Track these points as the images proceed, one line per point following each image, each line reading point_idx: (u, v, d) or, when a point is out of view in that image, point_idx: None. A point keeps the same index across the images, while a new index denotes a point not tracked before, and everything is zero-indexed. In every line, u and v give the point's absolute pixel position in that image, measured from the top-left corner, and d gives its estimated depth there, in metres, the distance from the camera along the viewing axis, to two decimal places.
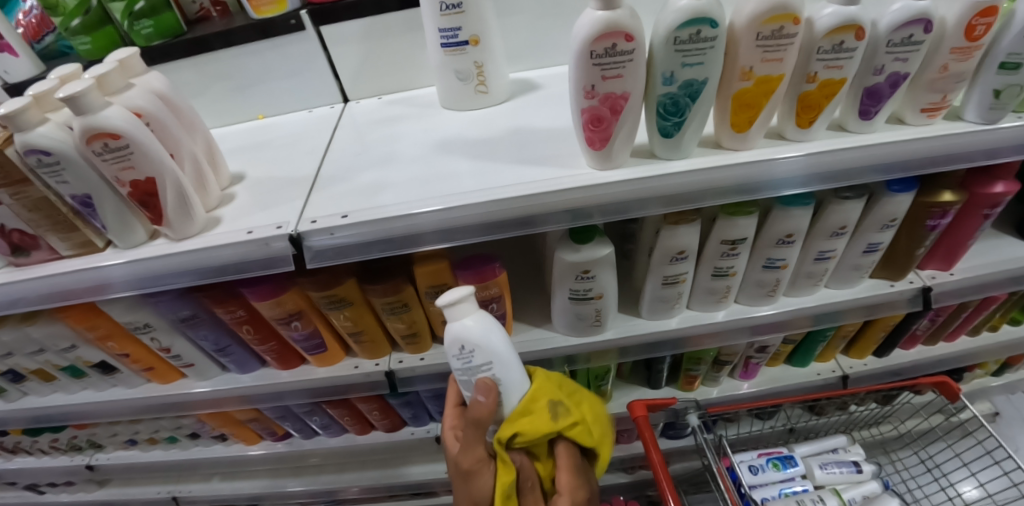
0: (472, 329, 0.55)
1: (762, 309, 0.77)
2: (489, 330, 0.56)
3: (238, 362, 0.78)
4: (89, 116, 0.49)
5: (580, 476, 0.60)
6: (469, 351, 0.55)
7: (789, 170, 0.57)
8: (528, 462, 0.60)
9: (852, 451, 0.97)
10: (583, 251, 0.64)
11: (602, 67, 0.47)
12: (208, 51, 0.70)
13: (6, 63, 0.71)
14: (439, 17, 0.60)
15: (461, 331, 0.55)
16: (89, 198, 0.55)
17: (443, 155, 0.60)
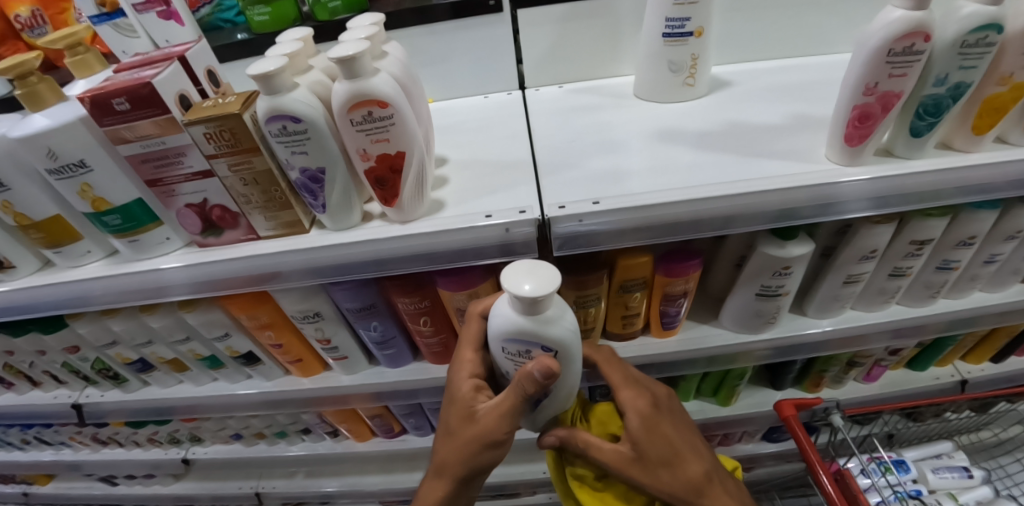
0: (549, 329, 0.48)
1: (922, 310, 0.78)
2: (565, 337, 0.49)
3: (394, 355, 0.76)
4: (359, 81, 0.44)
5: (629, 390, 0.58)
6: (530, 348, 0.49)
7: (844, 195, 0.55)
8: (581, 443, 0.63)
9: (960, 457, 0.98)
10: (787, 248, 0.63)
11: (892, 66, 0.48)
12: (392, 30, 0.67)
13: (170, 32, 0.69)
14: (670, 6, 0.60)
15: (535, 329, 0.48)
16: (321, 172, 0.51)
17: (668, 148, 0.60)
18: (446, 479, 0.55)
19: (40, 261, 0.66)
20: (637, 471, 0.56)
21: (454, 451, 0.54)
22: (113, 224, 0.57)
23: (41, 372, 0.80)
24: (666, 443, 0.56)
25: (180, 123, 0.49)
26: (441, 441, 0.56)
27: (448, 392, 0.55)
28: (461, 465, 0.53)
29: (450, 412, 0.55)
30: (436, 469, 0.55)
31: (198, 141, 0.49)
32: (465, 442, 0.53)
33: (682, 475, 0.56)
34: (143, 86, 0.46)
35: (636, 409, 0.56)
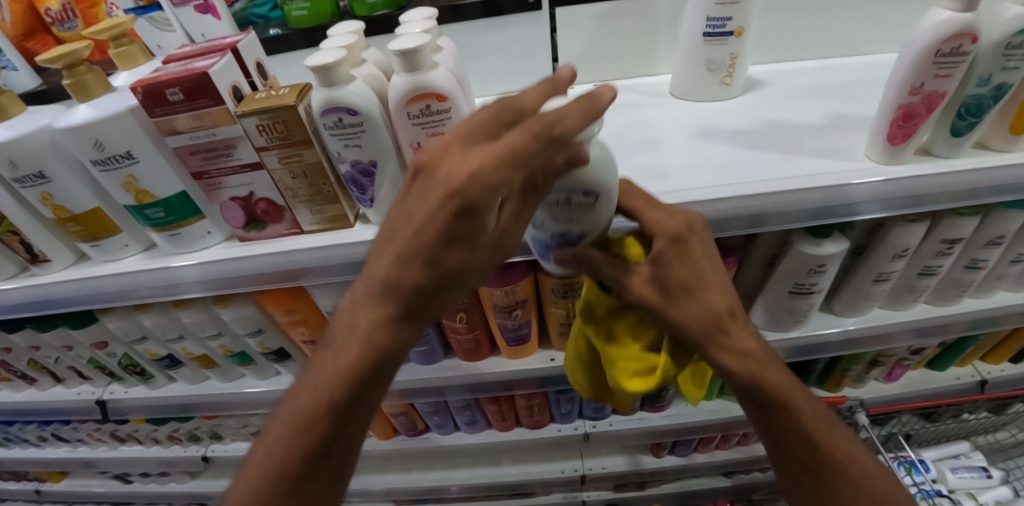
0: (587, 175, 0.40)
1: (947, 308, 0.79)
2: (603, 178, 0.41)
3: (427, 352, 0.76)
4: (420, 74, 0.45)
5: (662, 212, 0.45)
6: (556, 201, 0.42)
7: (861, 195, 0.55)
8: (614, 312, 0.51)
9: (977, 457, 0.99)
10: (823, 246, 0.64)
11: (939, 66, 0.49)
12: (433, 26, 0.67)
13: (207, 26, 0.69)
14: (712, 6, 0.60)
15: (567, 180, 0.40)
16: (373, 166, 0.51)
17: (709, 145, 0.61)
18: (404, 326, 0.42)
19: (75, 254, 0.66)
20: (650, 294, 0.45)
21: (437, 294, 0.40)
22: (155, 217, 0.56)
23: (66, 367, 0.79)
24: (692, 267, 0.43)
25: (233, 114, 0.49)
26: (416, 285, 0.39)
27: (454, 224, 0.36)
28: (440, 308, 0.41)
29: (448, 257, 0.37)
30: (393, 314, 0.41)
31: (250, 133, 0.49)
32: (457, 277, 0.39)
33: (700, 304, 0.45)
34: (199, 77, 0.46)
35: (668, 229, 0.43)
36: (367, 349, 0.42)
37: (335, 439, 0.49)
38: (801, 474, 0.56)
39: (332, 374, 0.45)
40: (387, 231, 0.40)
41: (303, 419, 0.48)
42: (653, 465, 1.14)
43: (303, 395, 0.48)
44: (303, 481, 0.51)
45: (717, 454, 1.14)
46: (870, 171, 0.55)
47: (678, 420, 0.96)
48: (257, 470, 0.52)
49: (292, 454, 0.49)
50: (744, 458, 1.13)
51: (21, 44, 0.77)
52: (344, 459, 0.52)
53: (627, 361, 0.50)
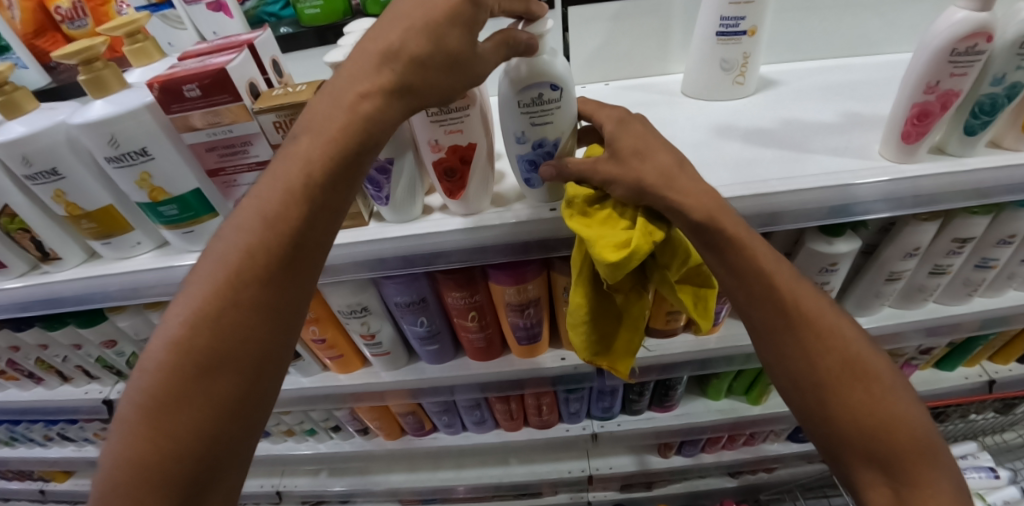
0: (553, 67, 0.44)
1: (956, 307, 0.79)
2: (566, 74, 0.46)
3: (437, 351, 0.75)
4: None
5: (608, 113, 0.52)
6: (530, 103, 0.46)
7: (871, 194, 0.55)
8: (594, 216, 0.48)
9: (985, 457, 0.99)
10: (835, 244, 0.64)
11: (954, 65, 0.49)
12: None
13: (219, 24, 0.69)
14: (725, 5, 0.61)
15: (537, 71, 0.44)
16: (391, 163, 0.51)
17: (722, 144, 0.61)
18: (401, 108, 0.42)
19: (85, 252, 0.65)
20: (610, 168, 0.47)
21: (438, 80, 0.42)
22: (169, 214, 0.56)
23: (73, 366, 0.79)
24: (640, 137, 0.48)
25: (251, 111, 0.49)
26: (416, 54, 0.40)
27: (467, 7, 0.41)
28: (440, 96, 0.43)
29: (459, 39, 0.41)
30: (395, 89, 0.41)
31: (268, 130, 0.50)
32: (441, 64, 0.41)
33: (650, 160, 0.47)
34: (217, 73, 0.46)
35: (609, 116, 0.50)
36: (362, 127, 0.41)
37: (278, 277, 0.41)
38: (779, 340, 0.49)
39: (296, 181, 0.41)
40: (391, 12, 0.41)
41: (250, 243, 0.40)
42: (660, 465, 1.13)
43: (243, 223, 0.41)
44: (234, 343, 0.40)
45: (725, 454, 1.13)
46: (880, 171, 0.55)
47: (687, 420, 0.96)
48: (167, 345, 0.39)
49: (233, 270, 0.40)
50: (751, 458, 1.13)
51: (31, 42, 0.76)
52: (288, 319, 0.42)
53: (606, 236, 0.46)
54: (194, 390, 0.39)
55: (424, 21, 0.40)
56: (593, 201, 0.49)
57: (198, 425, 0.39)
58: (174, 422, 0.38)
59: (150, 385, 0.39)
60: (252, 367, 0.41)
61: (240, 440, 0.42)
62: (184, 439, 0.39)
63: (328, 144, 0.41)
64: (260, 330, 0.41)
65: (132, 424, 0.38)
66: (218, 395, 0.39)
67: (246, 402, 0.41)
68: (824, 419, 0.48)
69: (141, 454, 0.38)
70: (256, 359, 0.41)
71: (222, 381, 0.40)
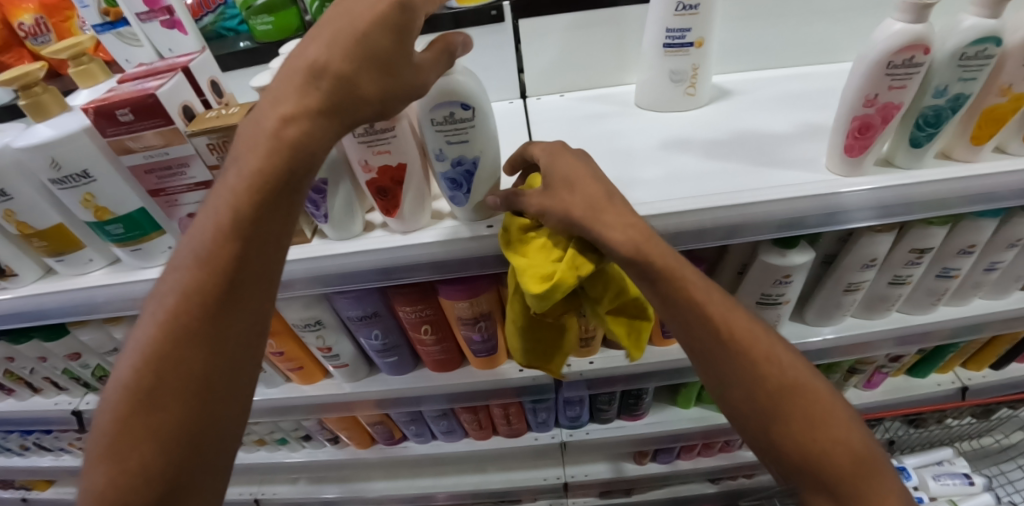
0: (463, 85, 0.45)
1: (920, 316, 0.78)
2: (479, 93, 0.46)
3: (396, 363, 0.76)
4: None
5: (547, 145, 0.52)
6: (443, 121, 0.46)
7: (815, 208, 0.54)
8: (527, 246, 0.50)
9: (960, 464, 0.98)
10: (788, 256, 0.64)
11: (892, 78, 0.49)
12: None
13: (174, 42, 0.69)
14: (671, 17, 0.60)
15: (446, 90, 0.44)
16: (324, 183, 0.51)
17: (670, 156, 0.60)
18: (325, 126, 0.40)
19: (43, 268, 0.66)
20: (548, 205, 0.47)
21: (366, 84, 0.40)
22: (116, 233, 0.57)
23: (41, 378, 0.80)
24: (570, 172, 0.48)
25: (184, 134, 0.50)
26: (342, 68, 0.39)
27: (394, 13, 0.39)
28: (375, 108, 0.41)
29: (390, 51, 0.39)
30: (320, 109, 0.40)
31: (202, 152, 0.51)
32: (371, 73, 0.39)
33: (580, 195, 0.47)
34: (147, 98, 0.47)
35: (548, 153, 0.50)
36: (283, 156, 0.40)
37: (216, 310, 0.42)
38: (723, 375, 0.49)
39: (226, 218, 0.41)
40: (316, 26, 0.40)
41: (187, 280, 0.42)
42: (636, 472, 1.13)
43: (181, 261, 0.42)
44: (178, 375, 0.41)
45: (702, 461, 1.13)
46: (825, 184, 0.54)
47: (657, 428, 0.95)
48: (120, 381, 0.42)
49: (173, 307, 0.42)
50: (728, 465, 1.12)
51: None
52: (230, 349, 0.43)
53: (535, 266, 0.47)
54: (144, 425, 0.41)
55: (350, 29, 0.38)
56: (530, 230, 0.50)
57: (149, 458, 0.41)
58: (128, 457, 0.41)
59: (109, 420, 0.42)
60: (197, 399, 0.42)
61: (203, 463, 0.44)
62: (141, 469, 0.41)
63: (251, 177, 0.40)
64: (199, 362, 0.42)
65: (98, 457, 0.41)
66: (169, 426, 0.42)
67: (197, 431, 0.43)
68: (762, 443, 0.48)
69: (104, 485, 0.41)
70: (202, 390, 0.42)
71: (172, 414, 0.42)
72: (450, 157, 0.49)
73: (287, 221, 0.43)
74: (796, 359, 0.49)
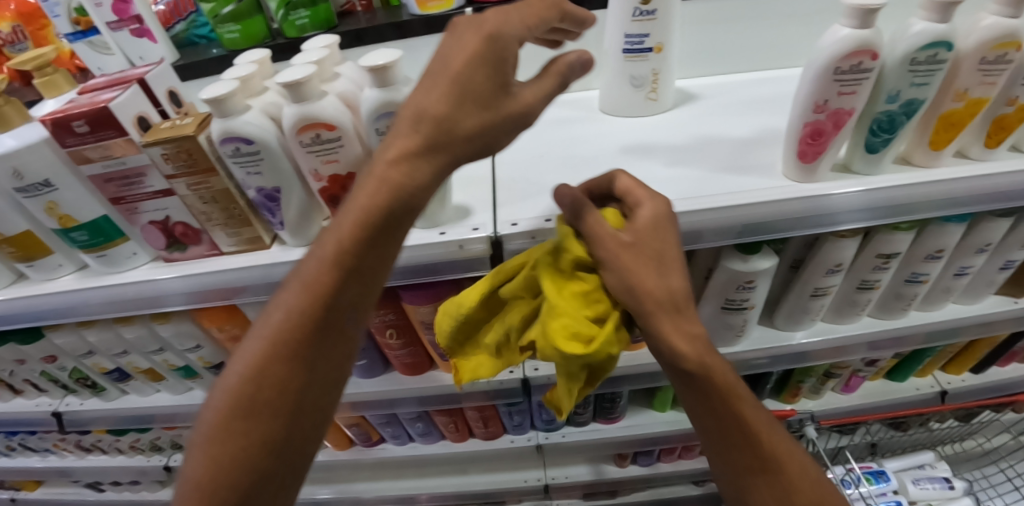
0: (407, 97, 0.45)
1: (892, 322, 0.77)
2: None
3: (365, 366, 0.76)
4: (307, 105, 0.46)
5: (646, 189, 0.47)
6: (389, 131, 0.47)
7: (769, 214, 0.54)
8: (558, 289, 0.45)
9: (941, 467, 0.98)
10: (750, 262, 0.63)
11: (841, 84, 0.48)
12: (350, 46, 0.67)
13: (143, 49, 0.70)
14: (628, 23, 0.59)
15: (390, 101, 0.45)
16: (277, 191, 0.52)
17: (628, 161, 0.60)
18: (425, 167, 0.39)
19: (15, 273, 0.67)
20: (630, 261, 0.44)
21: (466, 120, 0.38)
22: (80, 239, 0.58)
23: (21, 380, 0.81)
24: (657, 241, 0.45)
25: (138, 144, 0.50)
26: (440, 112, 0.37)
27: (490, 46, 0.37)
28: (477, 145, 0.39)
29: (493, 87, 0.38)
30: (422, 149, 0.39)
31: (157, 162, 0.51)
32: (473, 111, 0.38)
33: (668, 278, 0.44)
34: (101, 110, 0.48)
35: (652, 205, 0.46)
36: (385, 205, 0.39)
37: (305, 338, 0.44)
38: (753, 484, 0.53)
39: (330, 250, 0.42)
40: (416, 72, 0.39)
41: (297, 308, 0.43)
42: (616, 475, 1.14)
43: (290, 282, 0.44)
44: (271, 391, 0.44)
45: (683, 464, 1.13)
46: (779, 190, 0.54)
47: (633, 431, 0.96)
48: (230, 385, 0.45)
49: (278, 329, 0.44)
50: (709, 468, 1.13)
51: None
52: (325, 368, 0.46)
53: (572, 315, 0.43)
54: (236, 429, 0.44)
55: (451, 68, 0.37)
56: (580, 271, 0.45)
57: (252, 463, 0.44)
58: (227, 459, 0.44)
59: (214, 421, 0.45)
60: (288, 412, 0.45)
61: (287, 471, 0.47)
62: (231, 471, 0.44)
63: (358, 215, 0.40)
64: (297, 380, 0.44)
65: (200, 447, 0.45)
66: (257, 435, 0.44)
67: (287, 441, 0.45)
68: (733, 483, 0.55)
69: (209, 471, 0.44)
70: (294, 405, 0.45)
71: (268, 426, 0.44)
72: None
73: (383, 258, 0.42)
74: (817, 472, 0.54)
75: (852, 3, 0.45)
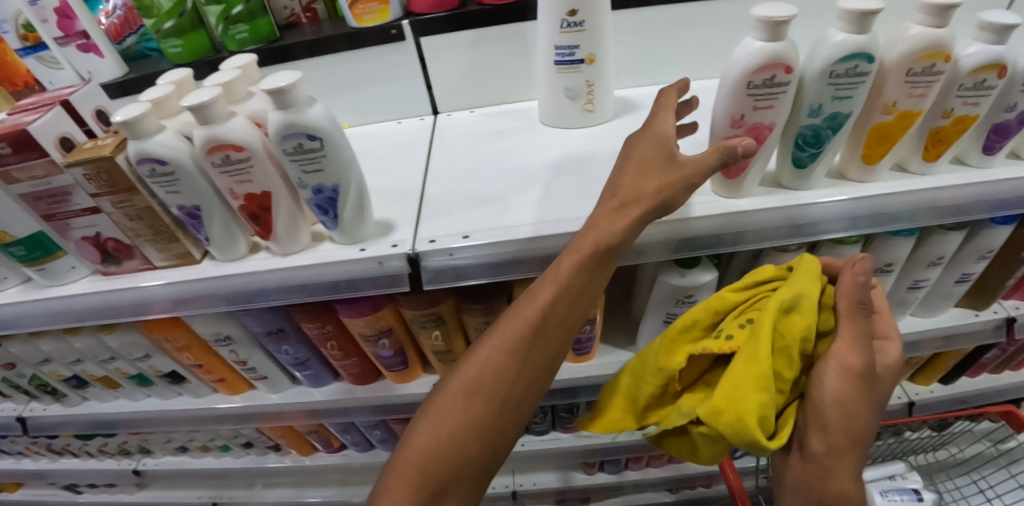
0: (309, 117, 0.45)
1: None
2: (330, 125, 0.46)
3: (313, 376, 0.77)
4: (213, 127, 0.46)
5: (867, 304, 0.45)
6: (294, 152, 0.47)
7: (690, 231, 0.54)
8: (831, 388, 0.44)
9: (912, 478, 0.94)
10: (688, 275, 0.63)
11: (756, 98, 0.47)
12: (300, 59, 0.68)
13: (91, 64, 0.71)
14: (558, 34, 0.58)
15: (290, 122, 0.45)
16: (198, 209, 0.53)
17: (559, 174, 0.59)
18: (626, 219, 0.48)
19: None
20: (847, 387, 0.44)
21: (647, 184, 0.48)
22: (17, 254, 0.58)
23: None
24: (863, 371, 0.44)
25: (60, 165, 0.51)
26: (641, 185, 0.48)
27: (664, 132, 0.49)
28: (657, 201, 0.48)
29: (666, 157, 0.49)
30: (620, 207, 0.48)
31: (80, 181, 0.52)
32: (659, 176, 0.48)
33: (876, 407, 0.45)
34: (19, 133, 0.49)
35: (854, 336, 0.44)
36: (599, 246, 0.47)
37: (537, 345, 0.49)
38: None
39: (562, 274, 0.48)
40: (622, 155, 0.51)
41: (514, 333, 0.49)
42: (584, 482, 1.13)
43: (522, 299, 0.50)
44: (504, 382, 0.49)
45: (651, 471, 1.13)
46: (708, 205, 0.55)
47: (594, 440, 0.95)
48: (470, 375, 0.49)
49: (507, 335, 0.49)
50: (679, 476, 1.13)
51: None
52: (532, 370, 0.50)
53: (745, 383, 0.44)
54: (463, 411, 0.48)
55: (637, 153, 0.50)
56: (799, 343, 0.45)
57: (469, 449, 0.47)
58: (426, 439, 0.47)
59: (443, 406, 0.49)
60: (499, 400, 0.49)
61: (474, 467, 0.48)
62: (449, 451, 0.47)
63: (582, 249, 0.48)
64: (512, 375, 0.49)
65: (428, 422, 0.48)
66: (475, 419, 0.48)
67: (487, 433, 0.48)
68: None
69: (425, 445, 0.47)
70: (504, 398, 0.49)
71: (468, 412, 0.48)
72: (308, 184, 0.49)
73: (589, 284, 0.49)
74: None
75: (760, 15, 0.43)
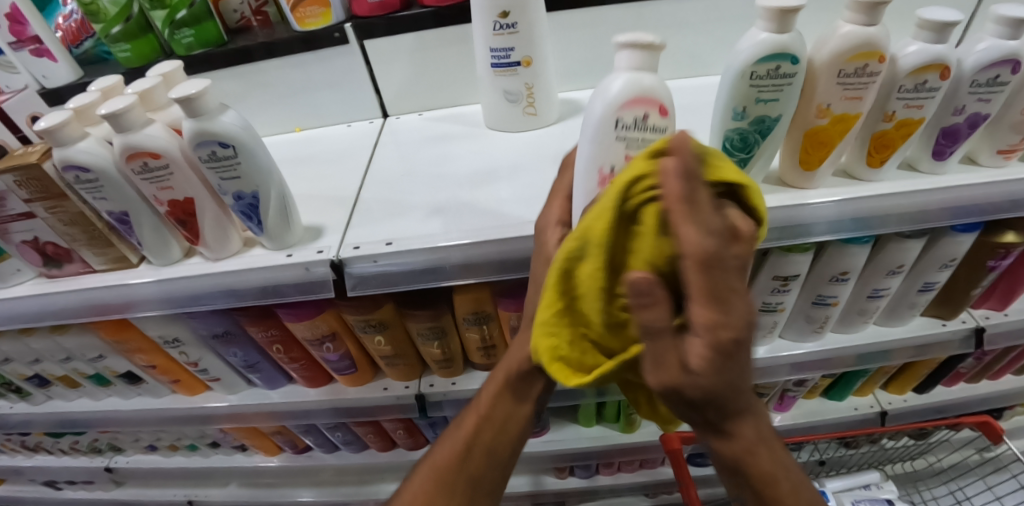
0: (221, 124, 0.45)
1: (807, 345, 0.76)
2: (245, 131, 0.46)
3: (266, 378, 0.77)
4: (129, 135, 0.46)
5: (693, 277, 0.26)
6: (210, 159, 0.46)
7: None
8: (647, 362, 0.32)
9: (886, 489, 0.91)
10: None
11: (627, 145, 0.38)
12: (259, 60, 0.69)
13: (45, 68, 0.71)
14: (491, 37, 0.58)
15: (201, 129, 0.44)
16: (126, 215, 0.53)
17: (494, 180, 0.58)
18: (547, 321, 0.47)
19: None
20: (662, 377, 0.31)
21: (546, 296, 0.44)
22: None
23: None
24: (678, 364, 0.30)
25: None
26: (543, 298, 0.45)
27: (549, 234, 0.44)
28: None
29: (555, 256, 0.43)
30: None
31: (12, 188, 0.52)
32: None
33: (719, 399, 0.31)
34: None
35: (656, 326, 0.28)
36: None
37: (503, 418, 0.57)
38: None
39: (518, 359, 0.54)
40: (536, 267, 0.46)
41: (485, 410, 0.58)
42: (555, 486, 1.12)
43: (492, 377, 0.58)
44: (480, 452, 0.58)
45: (623, 477, 1.12)
46: None
47: (557, 445, 0.95)
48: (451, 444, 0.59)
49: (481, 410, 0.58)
50: (651, 482, 1.11)
51: None
52: (503, 440, 0.58)
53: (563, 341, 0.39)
54: (446, 475, 0.59)
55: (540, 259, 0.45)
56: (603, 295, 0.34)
57: None
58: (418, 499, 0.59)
59: (431, 471, 0.60)
60: (476, 467, 0.58)
61: None
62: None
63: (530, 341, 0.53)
64: (485, 446, 0.58)
65: (421, 484, 0.60)
66: (455, 483, 0.58)
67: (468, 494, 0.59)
68: None
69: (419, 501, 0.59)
70: (481, 464, 0.58)
71: (450, 480, 0.58)
72: (228, 191, 0.49)
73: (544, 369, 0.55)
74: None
75: (622, 43, 0.37)
